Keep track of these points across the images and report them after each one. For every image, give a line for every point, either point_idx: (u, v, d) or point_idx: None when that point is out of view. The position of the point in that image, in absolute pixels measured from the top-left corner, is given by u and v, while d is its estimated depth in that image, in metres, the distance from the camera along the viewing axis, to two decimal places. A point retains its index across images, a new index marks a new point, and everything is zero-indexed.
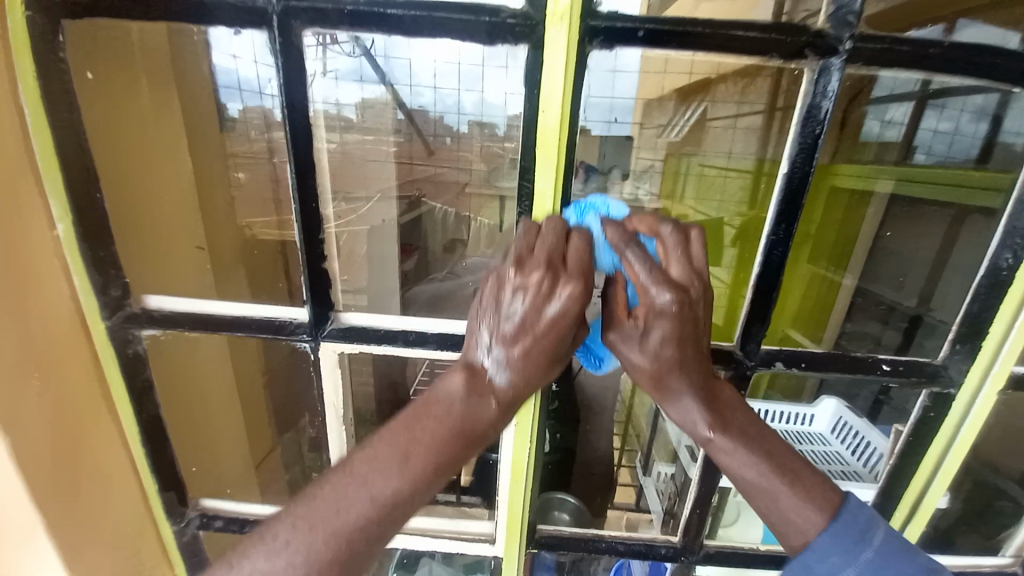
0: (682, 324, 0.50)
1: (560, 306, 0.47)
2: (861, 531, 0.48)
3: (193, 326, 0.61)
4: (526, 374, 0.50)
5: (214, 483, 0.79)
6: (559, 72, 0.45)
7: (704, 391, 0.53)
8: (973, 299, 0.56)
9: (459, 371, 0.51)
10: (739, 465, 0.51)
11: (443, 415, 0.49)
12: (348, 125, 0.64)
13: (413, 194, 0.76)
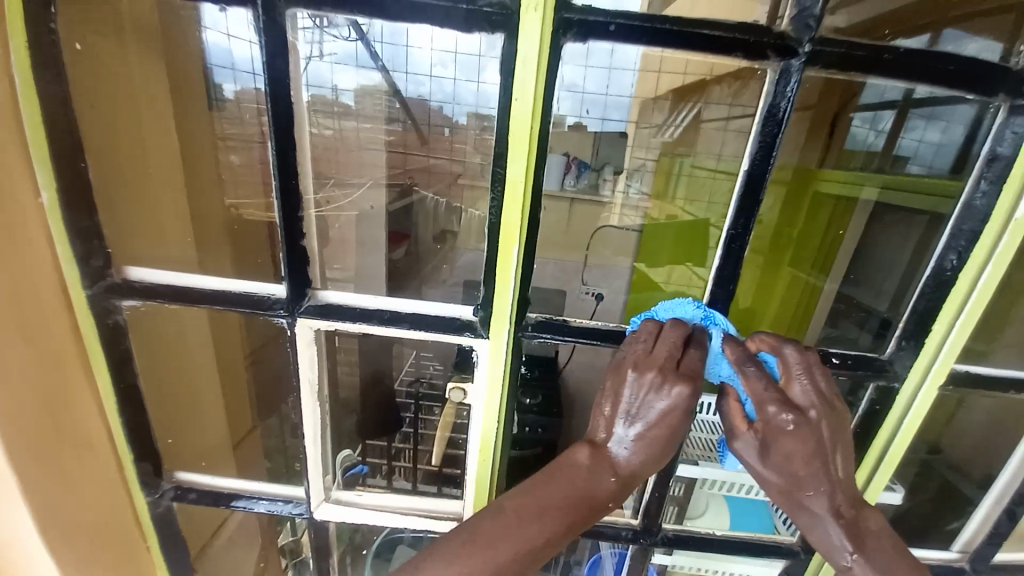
0: (808, 443, 0.52)
1: (676, 400, 0.52)
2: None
3: (172, 299, 0.62)
4: (646, 466, 0.56)
5: (190, 456, 0.81)
6: (534, 62, 0.46)
7: (840, 504, 0.54)
8: (920, 297, 0.60)
9: (587, 445, 0.56)
10: (853, 569, 0.54)
11: (568, 481, 0.54)
12: (344, 110, 0.78)
13: (405, 182, 1.01)
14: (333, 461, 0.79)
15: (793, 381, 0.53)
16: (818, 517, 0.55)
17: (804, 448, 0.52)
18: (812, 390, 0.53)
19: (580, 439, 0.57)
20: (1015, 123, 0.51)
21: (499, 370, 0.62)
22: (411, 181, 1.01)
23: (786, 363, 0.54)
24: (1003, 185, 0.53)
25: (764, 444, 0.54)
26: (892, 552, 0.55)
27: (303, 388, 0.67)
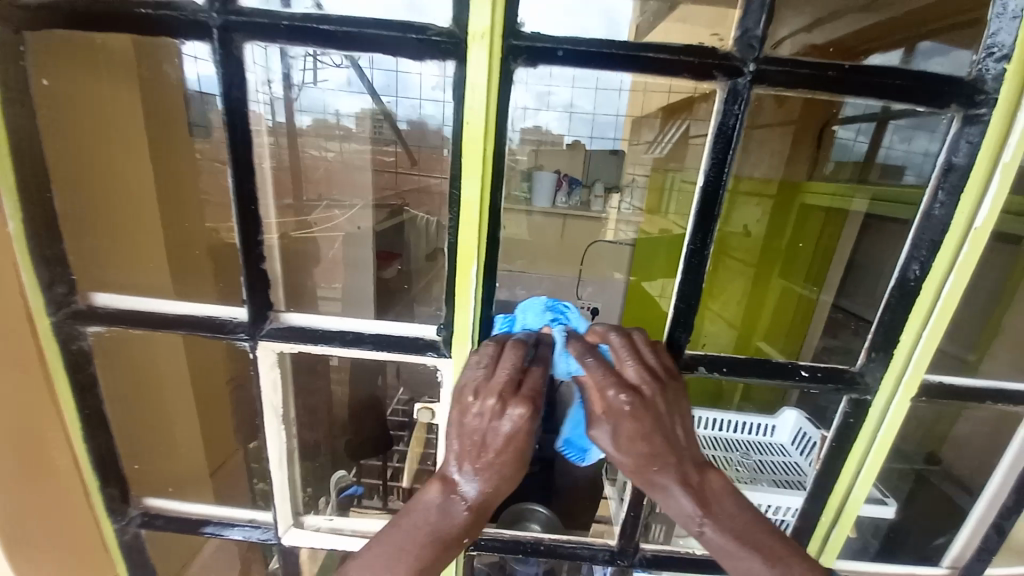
0: (642, 422, 0.52)
1: (505, 422, 0.51)
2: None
3: (137, 323, 0.62)
4: (500, 490, 0.54)
5: (156, 484, 0.79)
6: (483, 86, 0.47)
7: (685, 475, 0.54)
8: (886, 309, 0.59)
9: (439, 484, 0.55)
10: (736, 554, 0.53)
11: (426, 517, 0.53)
12: (345, 133, 0.90)
13: (396, 203, 0.91)
14: (332, 485, 0.84)
15: (623, 365, 0.53)
16: (675, 498, 0.54)
17: (641, 429, 0.52)
18: (638, 372, 0.53)
19: (432, 475, 0.56)
20: (969, 133, 0.51)
21: None
22: (406, 201, 0.89)
23: (614, 351, 0.54)
24: (960, 195, 0.53)
25: (615, 434, 0.53)
26: (776, 542, 0.54)
27: (266, 411, 0.67)
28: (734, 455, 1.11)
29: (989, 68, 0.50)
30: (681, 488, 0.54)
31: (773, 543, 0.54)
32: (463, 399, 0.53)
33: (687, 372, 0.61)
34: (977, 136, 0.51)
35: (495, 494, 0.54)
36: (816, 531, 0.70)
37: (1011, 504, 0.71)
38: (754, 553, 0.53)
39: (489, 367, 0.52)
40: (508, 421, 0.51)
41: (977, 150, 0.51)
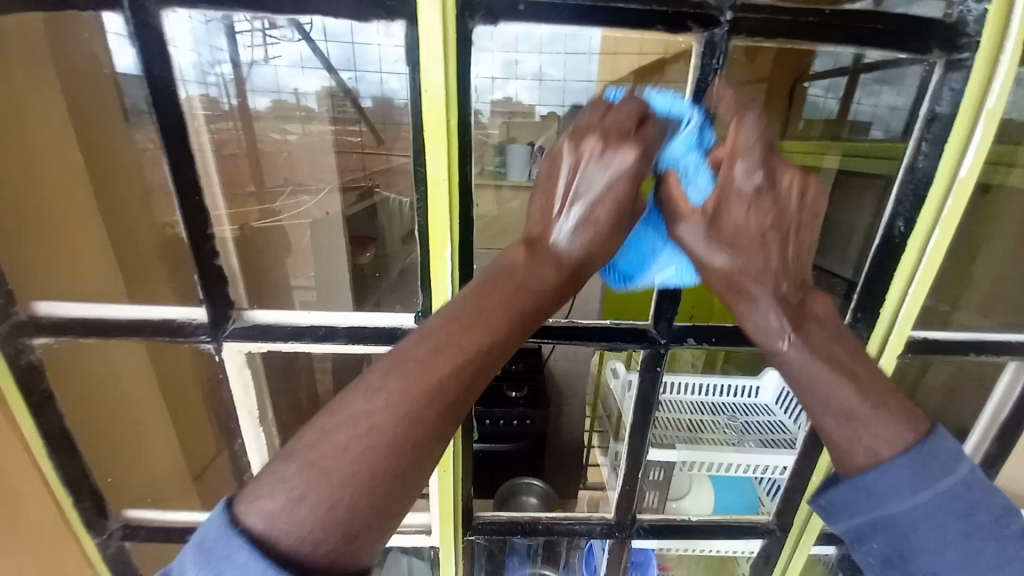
0: (768, 213, 0.48)
1: (620, 161, 0.45)
2: (948, 461, 0.46)
3: (88, 331, 0.59)
4: (540, 277, 0.46)
5: (134, 494, 0.75)
6: (438, 50, 0.43)
7: (782, 291, 0.50)
8: (869, 268, 0.58)
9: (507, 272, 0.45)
10: (836, 396, 0.48)
11: (480, 328, 0.43)
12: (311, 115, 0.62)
13: (365, 182, 0.63)
14: None
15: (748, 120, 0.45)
16: (772, 316, 0.50)
17: (763, 220, 0.48)
18: (783, 178, 0.47)
19: (461, 293, 0.44)
20: (952, 80, 0.49)
21: None
22: (373, 181, 0.62)
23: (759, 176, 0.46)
24: (944, 147, 0.51)
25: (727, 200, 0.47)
26: (897, 405, 0.47)
27: (242, 414, 0.65)
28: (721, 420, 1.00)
29: (970, 10, 0.47)
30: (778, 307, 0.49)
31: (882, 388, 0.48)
32: (579, 171, 0.46)
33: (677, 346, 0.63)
34: (960, 83, 0.49)
35: (587, 256, 0.48)
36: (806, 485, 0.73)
37: (995, 450, 0.76)
38: (856, 392, 0.47)
39: (620, 136, 0.46)
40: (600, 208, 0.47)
41: (959, 97, 0.49)
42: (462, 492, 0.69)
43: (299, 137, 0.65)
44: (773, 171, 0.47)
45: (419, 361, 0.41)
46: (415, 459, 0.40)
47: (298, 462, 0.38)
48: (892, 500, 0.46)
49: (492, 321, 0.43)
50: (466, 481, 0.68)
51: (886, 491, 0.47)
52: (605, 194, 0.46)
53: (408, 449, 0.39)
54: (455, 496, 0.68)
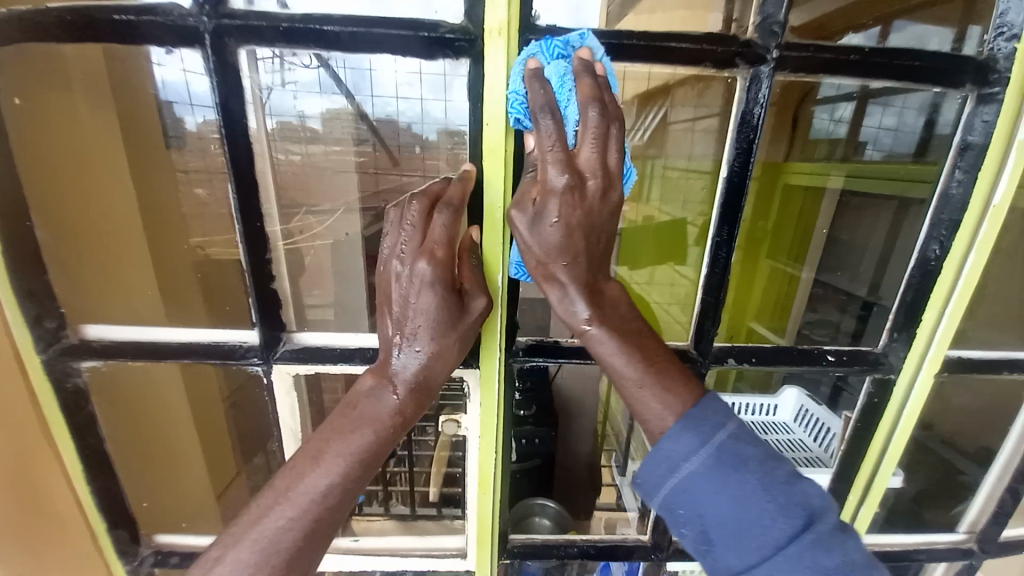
0: (575, 209, 0.45)
1: (417, 264, 0.48)
2: (710, 424, 0.47)
3: (138, 355, 0.60)
4: (433, 371, 0.51)
5: (168, 517, 0.75)
6: (501, 87, 0.48)
7: (586, 275, 0.49)
8: (906, 289, 0.60)
9: (372, 373, 0.52)
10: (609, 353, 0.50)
11: (365, 414, 0.50)
12: (314, 137, 0.67)
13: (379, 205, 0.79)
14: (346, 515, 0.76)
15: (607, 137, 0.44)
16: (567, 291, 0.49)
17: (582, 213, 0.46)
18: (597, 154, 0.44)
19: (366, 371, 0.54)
20: (984, 112, 0.52)
21: (491, 405, 0.61)
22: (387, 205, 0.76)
23: (585, 130, 0.44)
24: (978, 173, 0.53)
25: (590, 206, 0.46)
26: (667, 368, 0.50)
27: (284, 435, 0.66)
28: None
29: (1000, 48, 0.50)
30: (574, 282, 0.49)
31: (650, 340, 0.51)
32: (384, 275, 0.49)
33: (718, 365, 0.62)
34: (992, 115, 0.52)
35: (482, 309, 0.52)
36: (845, 509, 0.70)
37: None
38: (630, 358, 0.50)
39: (408, 238, 0.48)
40: (430, 301, 0.49)
41: (992, 128, 0.52)
42: (500, 514, 0.69)
43: (307, 158, 0.68)
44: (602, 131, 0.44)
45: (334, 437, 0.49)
46: (342, 502, 0.47)
47: (278, 506, 0.46)
48: (684, 461, 0.46)
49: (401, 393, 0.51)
50: (504, 503, 0.68)
51: (674, 454, 0.47)
52: (407, 283, 0.48)
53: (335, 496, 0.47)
54: (494, 517, 0.68)
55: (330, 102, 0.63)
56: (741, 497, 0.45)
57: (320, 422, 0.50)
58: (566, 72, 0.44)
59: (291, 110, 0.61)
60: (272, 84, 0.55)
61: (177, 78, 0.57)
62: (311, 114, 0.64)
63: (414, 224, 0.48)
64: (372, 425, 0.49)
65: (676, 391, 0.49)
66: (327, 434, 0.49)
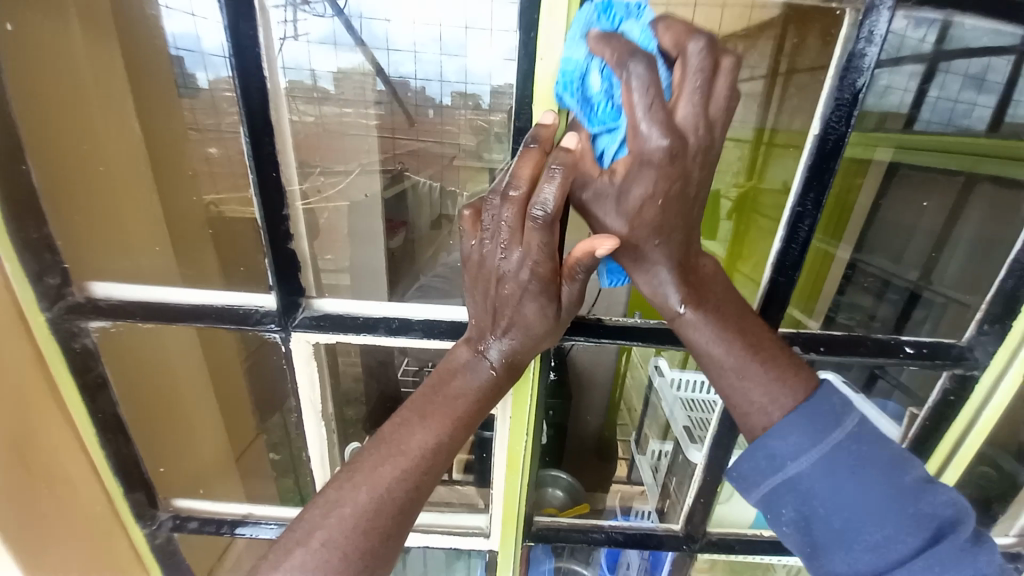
0: (673, 179, 0.40)
1: (518, 267, 0.43)
2: (834, 412, 0.42)
3: (148, 316, 0.56)
4: (527, 354, 0.49)
5: (186, 481, 0.74)
6: (561, 13, 0.41)
7: (684, 256, 0.46)
8: (1008, 276, 0.52)
9: (465, 343, 0.50)
10: (746, 379, 0.45)
11: (463, 388, 0.48)
12: (326, 97, 0.58)
13: (396, 168, 0.73)
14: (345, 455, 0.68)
15: (529, 228, 0.41)
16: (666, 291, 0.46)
17: (543, 308, 0.46)
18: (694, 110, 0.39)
19: (461, 339, 0.51)
20: None
21: (526, 384, 0.56)
22: (402, 165, 0.73)
23: (536, 223, 0.41)
24: None
25: (544, 304, 0.46)
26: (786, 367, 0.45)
27: (304, 406, 0.62)
28: None
29: None
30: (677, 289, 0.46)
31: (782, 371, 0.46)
32: (485, 264, 0.45)
33: None
34: None
35: (559, 317, 0.47)
36: None
37: None
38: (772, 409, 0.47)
39: (507, 241, 0.42)
40: (530, 306, 0.45)
41: None
42: (527, 497, 0.65)
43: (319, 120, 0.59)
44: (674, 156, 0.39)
45: (387, 438, 0.46)
46: (427, 474, 0.46)
47: (358, 485, 0.43)
48: (790, 460, 0.42)
49: (453, 404, 0.48)
50: (532, 486, 0.64)
51: (779, 452, 0.42)
52: (506, 284, 0.45)
53: (423, 469, 0.45)
54: (522, 499, 0.65)
55: (346, 60, 0.59)
56: (866, 507, 0.40)
57: (416, 390, 0.50)
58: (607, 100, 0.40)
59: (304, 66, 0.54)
60: (285, 35, 0.49)
61: (186, 24, 0.53)
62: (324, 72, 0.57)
63: (510, 227, 0.42)
64: (469, 398, 0.48)
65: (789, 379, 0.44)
66: (405, 420, 0.47)
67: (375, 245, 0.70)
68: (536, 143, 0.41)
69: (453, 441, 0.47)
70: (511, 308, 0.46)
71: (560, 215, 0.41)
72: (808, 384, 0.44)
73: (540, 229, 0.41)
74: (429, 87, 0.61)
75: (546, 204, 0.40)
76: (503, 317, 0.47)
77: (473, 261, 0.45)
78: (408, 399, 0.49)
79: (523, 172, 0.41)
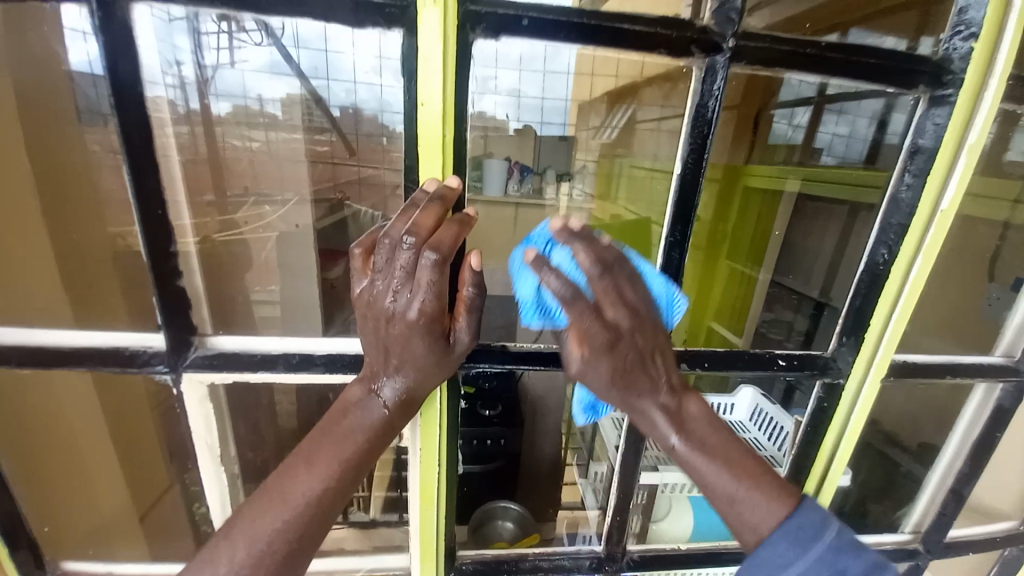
0: (615, 353, 0.50)
1: (409, 308, 0.44)
2: (815, 528, 0.50)
3: (25, 358, 0.53)
4: (422, 391, 0.50)
5: (79, 539, 0.69)
6: (433, 62, 0.43)
7: (666, 399, 0.53)
8: (856, 293, 0.59)
9: (357, 383, 0.49)
10: (704, 470, 0.52)
11: (353, 427, 0.48)
12: (272, 123, 0.63)
13: (334, 197, 0.68)
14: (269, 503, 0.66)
15: (424, 270, 0.43)
16: (653, 420, 0.53)
17: (435, 347, 0.47)
18: (626, 307, 0.49)
19: (355, 377, 0.51)
20: (935, 115, 0.52)
21: (433, 418, 0.57)
22: (344, 195, 0.66)
23: (429, 265, 0.43)
24: (927, 177, 0.54)
25: (437, 341, 0.47)
26: (743, 456, 0.53)
27: (200, 449, 0.59)
28: None
29: (956, 47, 0.50)
30: (662, 413, 0.53)
31: (727, 437, 0.53)
32: (377, 304, 0.45)
33: (669, 371, 0.60)
34: (943, 118, 0.52)
35: (454, 352, 0.50)
36: None
37: (967, 470, 0.76)
38: (722, 468, 0.52)
39: (399, 284, 0.44)
40: (421, 345, 0.47)
41: (942, 132, 0.52)
42: (446, 529, 0.65)
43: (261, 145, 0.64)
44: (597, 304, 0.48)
45: (275, 486, 0.45)
46: (316, 519, 0.45)
47: (234, 541, 0.42)
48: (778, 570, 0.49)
49: (345, 449, 0.47)
50: (450, 518, 0.64)
51: (782, 557, 0.49)
52: (396, 324, 0.45)
53: (311, 516, 0.45)
54: (440, 532, 0.64)
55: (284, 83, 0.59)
56: None
57: (308, 432, 0.48)
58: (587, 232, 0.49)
59: (242, 93, 0.59)
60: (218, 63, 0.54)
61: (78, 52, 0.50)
62: (270, 97, 0.61)
63: (404, 271, 0.43)
64: (363, 437, 0.48)
65: (778, 495, 0.51)
66: (294, 464, 0.46)
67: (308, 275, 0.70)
68: (439, 198, 0.44)
69: (345, 483, 0.47)
70: (403, 349, 0.47)
71: (452, 260, 0.44)
72: (790, 502, 0.51)
73: (435, 270, 0.43)
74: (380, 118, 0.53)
75: (440, 249, 0.42)
76: (397, 357, 0.47)
77: (367, 301, 0.46)
78: (299, 442, 0.48)
79: (423, 216, 0.43)
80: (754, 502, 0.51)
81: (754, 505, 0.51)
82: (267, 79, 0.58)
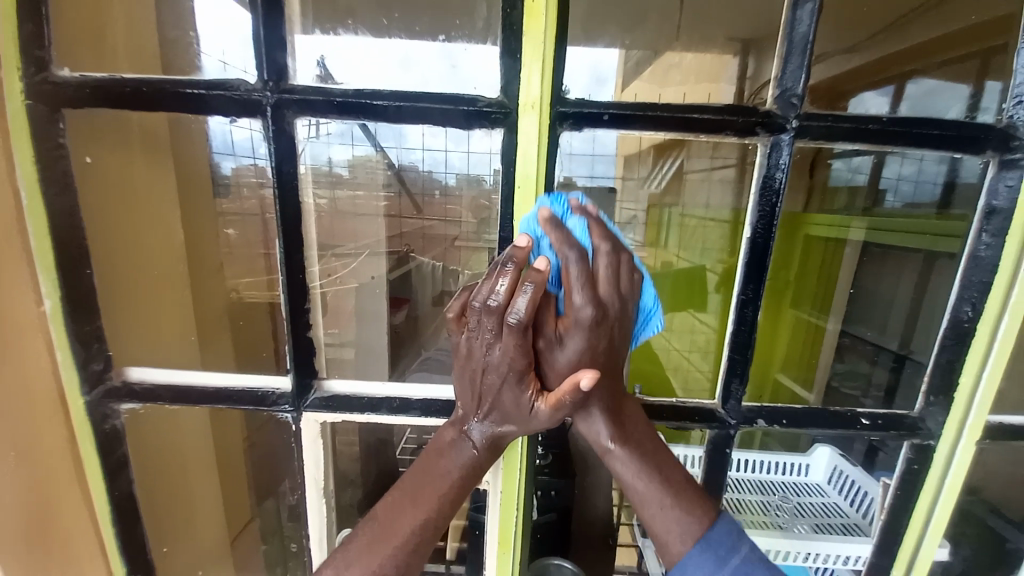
0: (599, 337, 0.51)
1: (500, 361, 0.50)
2: (726, 548, 0.52)
3: (174, 397, 0.62)
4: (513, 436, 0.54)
5: (187, 565, 0.75)
6: (533, 152, 0.51)
7: (610, 402, 0.56)
8: (941, 350, 0.59)
9: (450, 425, 0.55)
10: (632, 478, 0.55)
11: (449, 466, 0.53)
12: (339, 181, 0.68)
13: (402, 249, 0.82)
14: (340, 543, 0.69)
15: (508, 330, 0.48)
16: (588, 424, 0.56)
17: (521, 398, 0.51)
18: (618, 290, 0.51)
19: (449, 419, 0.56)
20: (1008, 177, 0.53)
21: (514, 462, 0.61)
22: (410, 247, 0.82)
23: (511, 325, 0.48)
24: (1006, 237, 0.54)
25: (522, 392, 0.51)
26: (679, 473, 0.55)
27: (307, 484, 0.66)
28: (774, 499, 1.00)
29: (1020, 115, 0.53)
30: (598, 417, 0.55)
31: (660, 446, 0.57)
32: (473, 357, 0.51)
33: (746, 426, 0.62)
34: (1016, 181, 0.53)
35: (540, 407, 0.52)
36: None
37: None
38: (652, 479, 0.54)
39: (490, 340, 0.49)
40: (510, 394, 0.51)
41: (1017, 193, 0.53)
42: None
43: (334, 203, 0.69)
44: (590, 275, 0.49)
45: (382, 516, 0.51)
46: (417, 551, 0.50)
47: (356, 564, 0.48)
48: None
49: (442, 485, 0.52)
50: (525, 563, 0.66)
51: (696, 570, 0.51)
52: (488, 374, 0.51)
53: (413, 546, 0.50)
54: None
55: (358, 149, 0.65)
56: None
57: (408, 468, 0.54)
58: (581, 227, 0.50)
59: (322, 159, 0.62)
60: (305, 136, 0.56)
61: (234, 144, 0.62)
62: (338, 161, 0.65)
63: (493, 331, 0.49)
64: (457, 477, 0.53)
65: (698, 507, 0.54)
66: (400, 499, 0.52)
67: (380, 322, 0.79)
68: (510, 261, 0.48)
69: (443, 515, 0.52)
70: (494, 397, 0.52)
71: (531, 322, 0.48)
72: (708, 514, 0.54)
73: (516, 329, 0.48)
74: (437, 173, 0.65)
75: (520, 313, 0.47)
76: (488, 403, 0.52)
77: (463, 355, 0.52)
78: (401, 477, 0.54)
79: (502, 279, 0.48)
80: (669, 526, 0.53)
81: (679, 523, 0.53)
82: (344, 149, 0.63)
